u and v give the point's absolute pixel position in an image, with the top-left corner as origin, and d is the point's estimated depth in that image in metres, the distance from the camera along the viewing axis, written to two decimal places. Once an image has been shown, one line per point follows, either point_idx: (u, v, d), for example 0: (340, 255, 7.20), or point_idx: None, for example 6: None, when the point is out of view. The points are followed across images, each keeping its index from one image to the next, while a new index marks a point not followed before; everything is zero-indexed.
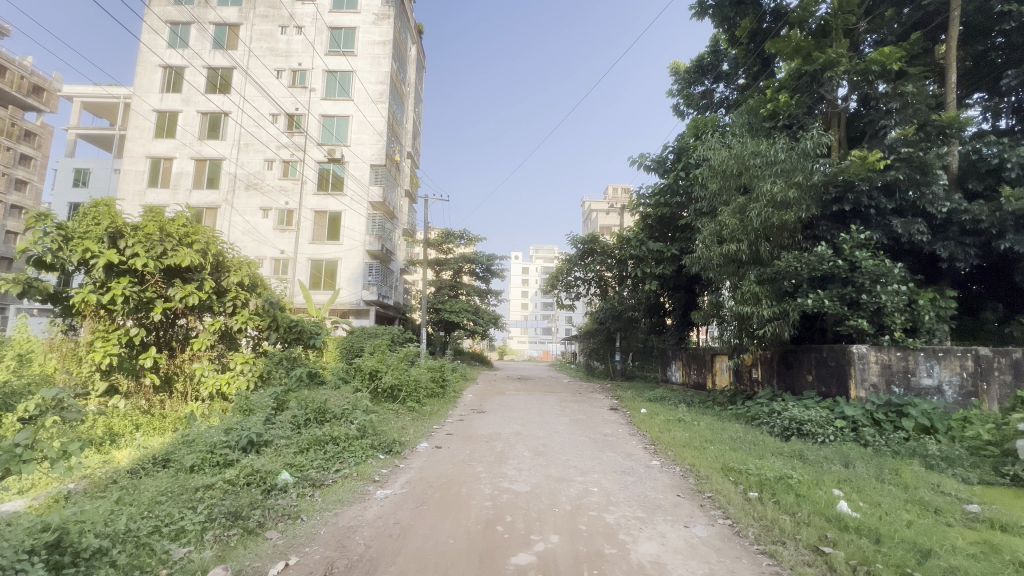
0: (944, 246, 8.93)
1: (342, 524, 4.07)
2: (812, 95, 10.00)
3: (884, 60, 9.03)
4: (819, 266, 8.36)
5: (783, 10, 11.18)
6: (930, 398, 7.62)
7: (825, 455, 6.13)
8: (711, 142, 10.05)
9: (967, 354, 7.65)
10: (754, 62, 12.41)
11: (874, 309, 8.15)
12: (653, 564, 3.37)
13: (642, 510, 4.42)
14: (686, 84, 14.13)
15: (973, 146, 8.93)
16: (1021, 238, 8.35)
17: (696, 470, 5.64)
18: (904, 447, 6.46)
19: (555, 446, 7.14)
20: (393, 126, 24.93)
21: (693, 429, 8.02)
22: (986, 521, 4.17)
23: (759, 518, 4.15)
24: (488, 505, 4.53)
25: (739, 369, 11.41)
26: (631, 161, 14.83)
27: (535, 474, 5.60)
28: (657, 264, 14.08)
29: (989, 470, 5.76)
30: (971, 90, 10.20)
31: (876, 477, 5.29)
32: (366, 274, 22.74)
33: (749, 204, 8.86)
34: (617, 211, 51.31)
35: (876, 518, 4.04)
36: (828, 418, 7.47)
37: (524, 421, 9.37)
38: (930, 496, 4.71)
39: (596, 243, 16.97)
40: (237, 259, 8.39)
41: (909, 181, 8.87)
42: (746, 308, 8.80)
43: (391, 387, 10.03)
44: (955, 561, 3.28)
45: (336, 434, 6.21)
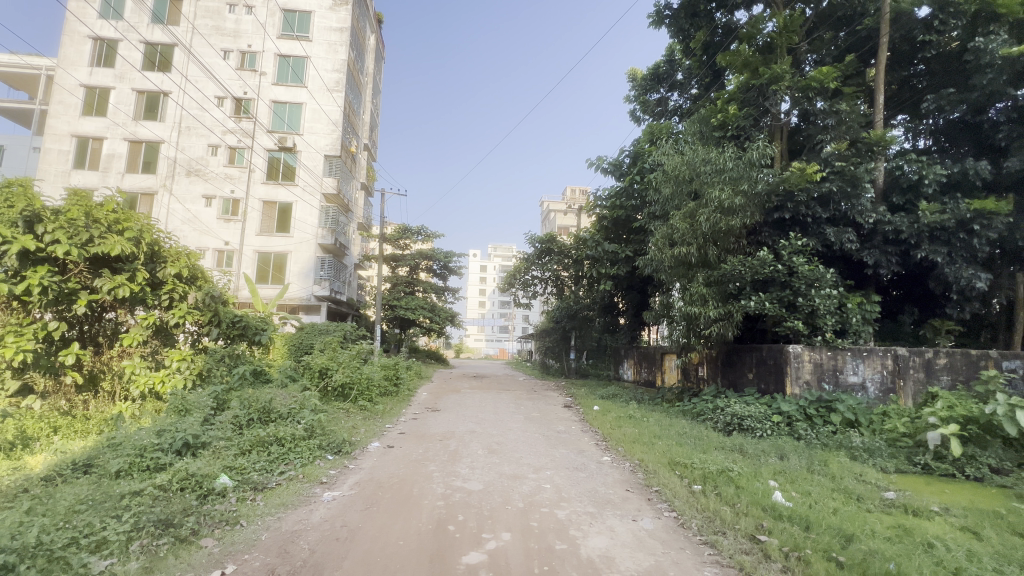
0: (870, 253, 9.69)
1: (286, 529, 3.90)
2: (758, 107, 10.56)
3: (822, 78, 9.67)
4: (762, 269, 8.82)
5: (734, 25, 11.62)
6: (855, 394, 8.21)
7: (763, 449, 6.49)
8: (665, 148, 10.40)
9: (888, 354, 8.29)
10: (705, 74, 12.85)
11: (809, 311, 8.72)
12: (602, 558, 3.44)
13: (592, 506, 4.50)
14: (643, 91, 14.73)
15: (897, 163, 9.71)
16: (935, 248, 9.15)
17: (644, 465, 5.82)
18: (832, 440, 6.94)
19: (509, 444, 7.14)
20: (349, 115, 24.17)
21: (642, 425, 8.28)
22: (901, 506, 4.55)
23: (702, 510, 4.34)
24: (439, 505, 4.46)
25: (687, 367, 11.91)
26: (590, 163, 15.24)
27: (488, 472, 5.58)
28: (612, 264, 14.46)
29: (904, 460, 6.30)
30: (896, 112, 11.04)
31: (807, 468, 5.66)
32: (318, 268, 21.94)
33: (699, 209, 9.25)
34: (574, 212, 52.13)
35: (807, 507, 4.31)
36: (766, 413, 7.93)
37: (480, 419, 9.27)
38: (854, 485, 5.09)
39: (554, 243, 17.19)
40: (175, 249, 7.84)
41: (841, 193, 9.56)
42: (694, 308, 9.20)
43: (342, 385, 9.73)
44: (875, 545, 3.54)
45: (281, 435, 5.94)
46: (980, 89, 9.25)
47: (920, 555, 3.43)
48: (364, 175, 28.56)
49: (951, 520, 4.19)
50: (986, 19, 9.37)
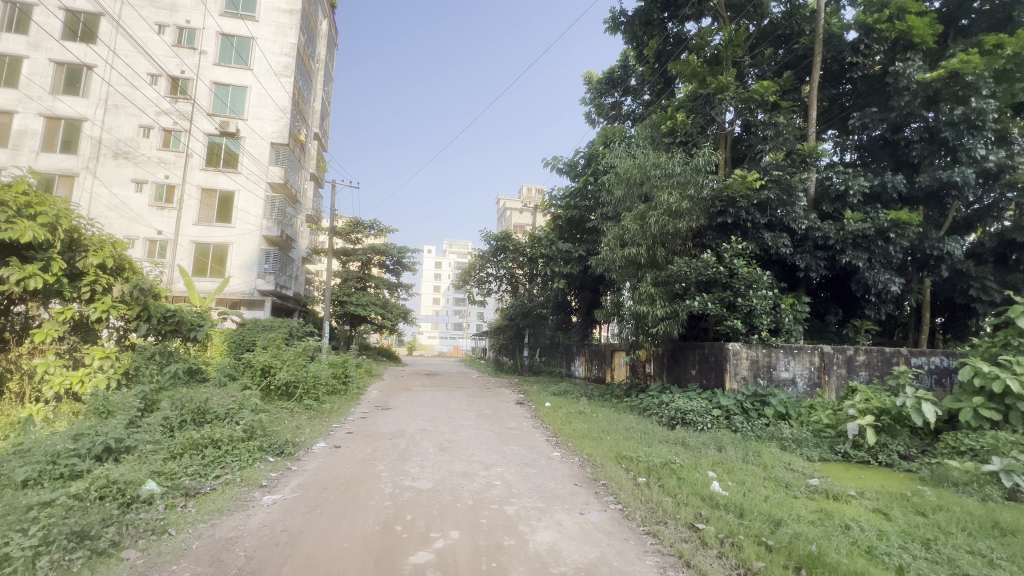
0: (802, 258, 10.38)
1: (220, 537, 3.67)
2: (704, 115, 11.03)
3: (763, 92, 10.32)
4: (705, 271, 9.25)
5: (684, 36, 12.05)
6: (787, 388, 8.79)
7: (703, 441, 6.82)
8: (618, 151, 10.74)
9: (815, 351, 8.94)
10: (658, 80, 13.25)
11: (747, 311, 9.25)
12: (549, 552, 3.50)
13: (541, 501, 4.56)
14: (598, 94, 15.13)
15: (826, 174, 10.47)
16: (857, 254, 9.92)
17: (592, 459, 5.97)
18: (765, 432, 7.41)
19: (460, 441, 7.10)
20: (299, 102, 23.19)
21: (591, 420, 8.47)
22: (823, 492, 4.93)
23: (646, 501, 4.51)
24: (387, 505, 4.37)
25: (635, 364, 12.32)
26: (545, 162, 15.39)
27: (438, 470, 5.53)
28: (565, 264, 14.71)
29: (827, 449, 6.82)
30: (827, 126, 11.91)
31: (743, 459, 6.01)
32: (262, 261, 20.92)
33: (648, 212, 9.58)
34: (530, 211, 52.40)
35: (741, 495, 4.58)
36: (707, 408, 8.34)
37: (431, 417, 9.16)
38: (783, 473, 5.46)
39: (509, 241, 17.22)
40: (98, 237, 7.17)
41: (778, 200, 10.18)
42: (643, 307, 9.53)
43: (286, 384, 9.33)
44: (800, 528, 3.81)
45: (216, 437, 5.60)
46: (898, 110, 10.13)
47: (838, 536, 3.72)
48: (313, 165, 27.43)
49: (865, 503, 4.58)
50: (904, 46, 10.32)
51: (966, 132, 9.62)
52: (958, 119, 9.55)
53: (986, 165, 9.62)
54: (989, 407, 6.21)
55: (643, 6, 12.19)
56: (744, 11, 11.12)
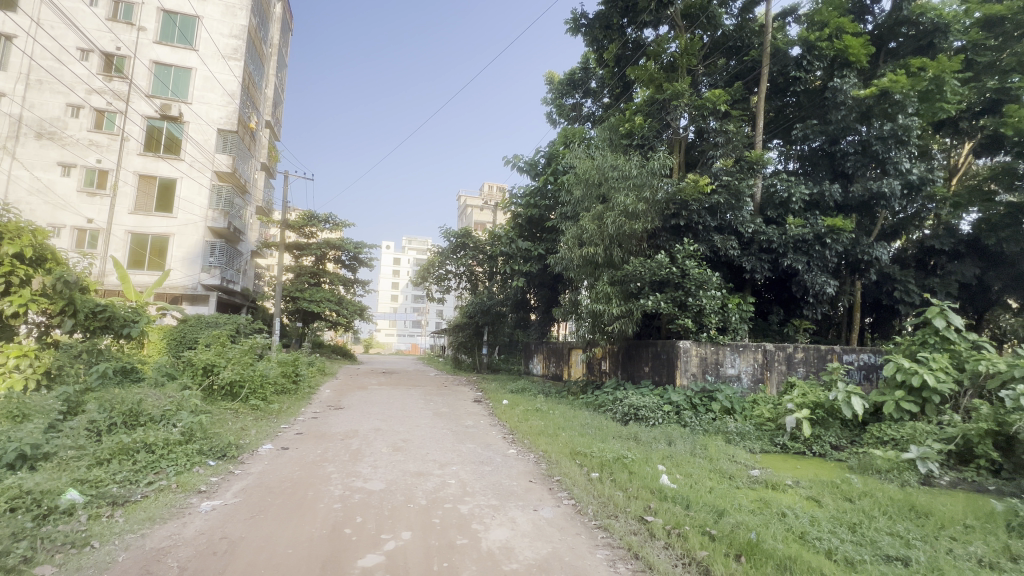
0: (748, 260, 10.91)
1: (150, 547, 3.42)
2: (660, 120, 11.37)
3: (715, 100, 10.79)
4: (659, 271, 9.53)
5: (642, 42, 12.33)
6: (733, 384, 9.20)
7: (654, 436, 7.05)
8: (577, 151, 10.94)
9: (759, 349, 9.42)
10: (616, 84, 13.51)
11: (697, 310, 9.62)
12: (501, 549, 3.49)
13: (495, 498, 4.56)
14: (559, 95, 15.38)
15: (771, 181, 11.05)
16: (797, 257, 10.53)
17: (547, 455, 6.04)
18: (711, 426, 7.75)
19: (415, 441, 6.98)
20: (249, 87, 22.19)
21: (548, 417, 8.55)
22: (763, 482, 5.19)
23: (598, 495, 4.60)
24: (337, 507, 4.24)
25: (592, 361, 12.56)
26: (506, 160, 15.44)
27: (392, 470, 5.42)
28: (524, 262, 14.82)
29: (768, 441, 7.21)
30: (772, 136, 12.51)
31: (690, 452, 6.24)
32: (207, 254, 19.78)
33: (606, 212, 9.81)
34: (491, 209, 52.33)
35: (688, 487, 4.76)
36: (658, 403, 8.62)
37: (386, 416, 8.97)
38: (726, 465, 5.72)
39: (469, 238, 17.17)
40: (15, 225, 6.57)
41: (727, 205, 10.63)
42: (600, 305, 9.72)
43: (231, 383, 8.85)
44: (741, 517, 4.00)
45: (151, 441, 5.24)
46: (835, 123, 10.80)
47: (774, 523, 3.93)
48: (264, 155, 26.21)
49: (800, 491, 4.88)
50: (841, 64, 11.05)
51: (894, 146, 10.40)
52: (887, 134, 10.31)
53: (910, 178, 10.43)
54: (909, 399, 6.75)
55: (603, 10, 12.43)
56: (699, 22, 11.48)
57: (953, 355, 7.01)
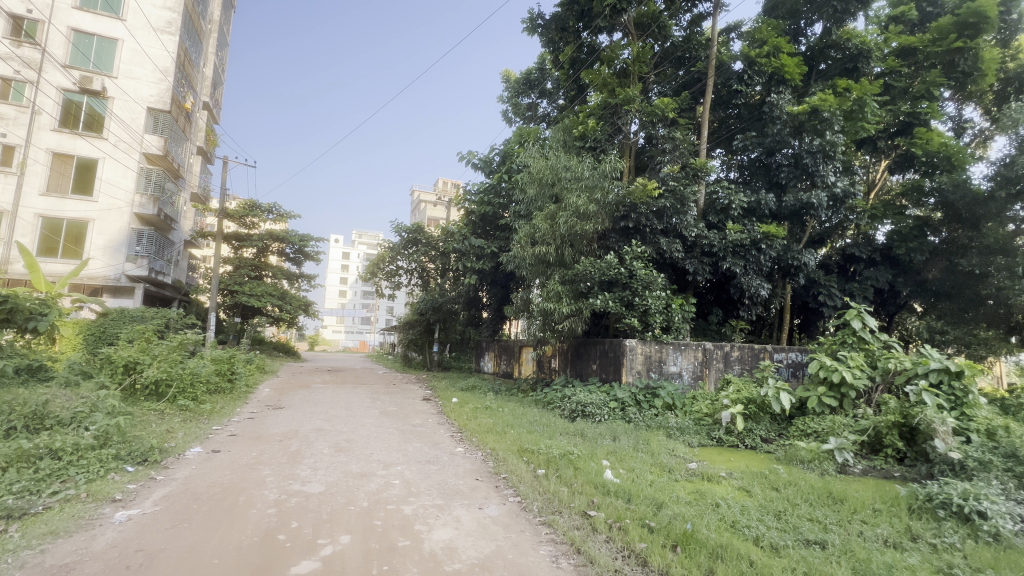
0: (691, 262, 11.39)
1: (51, 564, 3.09)
2: (612, 124, 11.73)
3: (664, 108, 11.22)
4: (608, 271, 9.77)
5: (597, 46, 12.55)
6: (674, 381, 9.60)
7: (600, 432, 7.22)
8: (531, 151, 11.02)
9: (699, 348, 9.86)
10: (571, 87, 13.65)
11: (643, 310, 9.91)
12: (444, 550, 3.43)
13: (440, 498, 4.49)
14: (515, 93, 15.47)
15: (713, 189, 11.62)
16: (735, 261, 11.12)
17: (495, 453, 6.02)
18: (654, 422, 8.04)
19: (359, 441, 6.76)
20: (184, 64, 20.67)
21: (497, 415, 8.55)
22: (699, 474, 5.44)
23: (543, 491, 4.65)
24: (271, 513, 4.01)
25: (542, 359, 12.70)
26: (460, 156, 15.30)
27: (332, 472, 5.20)
28: (477, 259, 14.72)
29: (705, 435, 7.57)
30: (716, 145, 13.17)
31: (633, 447, 6.44)
32: (133, 242, 18.23)
33: (559, 212, 9.97)
34: (445, 204, 51.53)
35: (630, 481, 4.90)
36: (605, 400, 8.85)
37: (329, 416, 8.62)
38: (666, 459, 5.94)
39: (421, 233, 16.84)
40: None
41: (673, 209, 11.07)
42: (551, 304, 9.86)
43: (156, 382, 8.19)
44: (678, 509, 4.16)
45: (58, 446, 4.75)
46: (771, 136, 11.53)
47: (709, 514, 4.12)
48: (200, 138, 24.47)
49: (733, 482, 5.16)
50: (778, 80, 11.77)
51: (822, 161, 11.20)
52: (816, 149, 11.09)
53: (835, 190, 11.29)
54: (829, 395, 7.28)
55: (559, 12, 12.59)
56: (650, 31, 11.90)
57: (868, 354, 7.67)
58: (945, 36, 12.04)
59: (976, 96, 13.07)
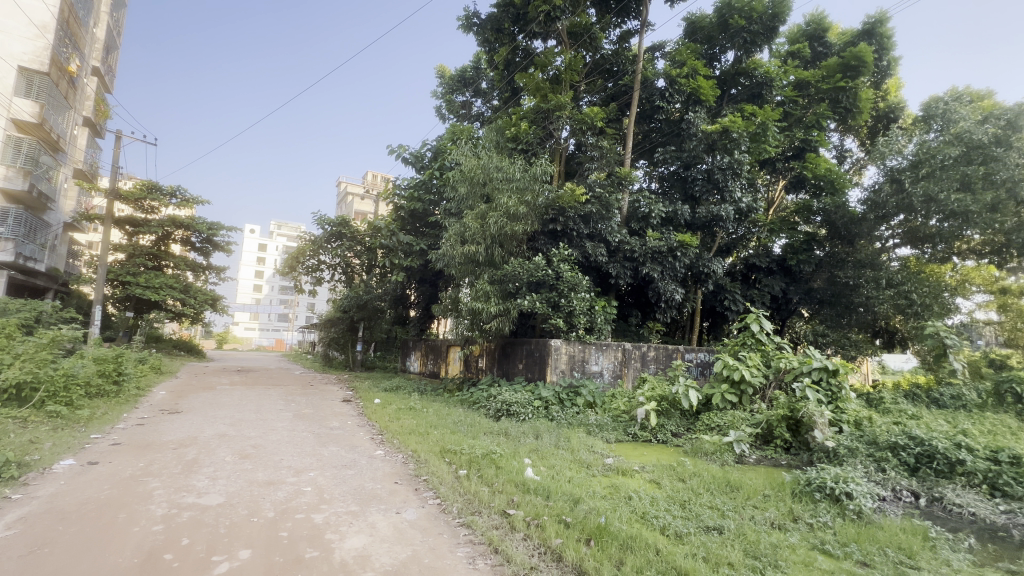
0: (614, 266, 11.89)
1: None
2: (544, 129, 11.99)
3: (593, 117, 11.68)
4: (535, 272, 9.94)
5: (532, 51, 12.73)
6: (595, 380, 9.97)
7: (523, 430, 7.31)
8: (463, 149, 10.94)
9: (619, 348, 10.35)
10: (505, 88, 13.74)
11: (568, 311, 10.14)
12: (356, 559, 3.27)
13: (355, 504, 4.29)
14: (450, 90, 15.35)
15: (636, 198, 12.26)
16: (653, 266, 11.76)
17: (416, 455, 5.86)
18: (575, 419, 8.30)
19: (268, 446, 6.29)
20: (70, 22, 18.15)
21: (420, 416, 8.36)
22: (615, 469, 5.69)
23: (464, 492, 4.60)
24: (157, 530, 3.59)
25: (470, 358, 12.66)
26: (390, 149, 14.85)
27: (234, 481, 4.78)
28: (406, 256, 14.33)
29: (622, 431, 7.93)
30: (639, 156, 13.90)
31: (554, 445, 6.59)
32: None
33: (489, 212, 9.99)
34: (372, 197, 49.66)
35: (549, 478, 5.01)
36: (529, 399, 8.99)
37: (235, 420, 7.94)
38: (585, 455, 6.15)
39: (346, 227, 15.89)
40: None
41: (598, 215, 11.51)
42: (478, 304, 9.85)
43: (19, 386, 7.07)
44: (593, 503, 4.31)
45: None
46: (688, 151, 12.41)
47: (622, 507, 4.32)
48: (88, 108, 21.52)
49: (644, 475, 5.46)
50: (695, 101, 12.72)
51: (731, 177, 12.19)
52: (726, 166, 12.05)
53: (740, 205, 12.34)
54: (731, 391, 7.95)
55: (495, 13, 12.67)
56: (582, 41, 12.31)
57: (764, 354, 8.49)
58: (832, 74, 13.68)
59: (855, 129, 14.99)
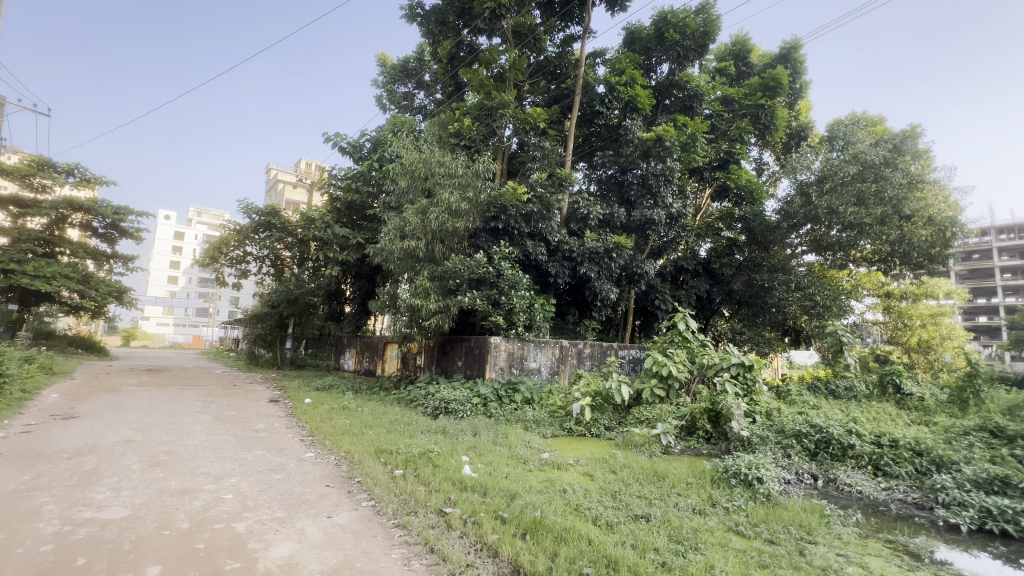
0: (553, 265, 12.14)
1: None
2: (487, 126, 12.00)
3: (536, 118, 11.85)
4: (476, 269, 9.93)
5: (476, 47, 12.67)
6: (533, 376, 10.16)
7: (461, 428, 7.29)
8: (405, 141, 10.70)
9: (556, 345, 10.61)
10: (449, 82, 13.59)
11: (508, 308, 10.18)
12: (282, 568, 3.11)
13: (282, 510, 4.07)
14: (391, 80, 14.96)
15: (576, 199, 12.61)
16: (591, 266, 12.12)
17: (350, 457, 5.67)
18: (513, 416, 8.40)
19: (183, 452, 5.80)
20: None
21: (354, 416, 8.08)
22: (551, 463, 5.83)
23: (399, 493, 4.51)
24: (47, 550, 3.20)
25: (407, 356, 12.41)
26: (326, 137, 14.17)
27: (142, 492, 4.36)
28: (341, 250, 13.74)
29: (558, 426, 8.13)
30: (580, 159, 14.29)
31: (492, 442, 6.64)
32: None
33: (430, 207, 9.84)
34: (306, 186, 47.16)
35: (486, 475, 5.03)
36: (468, 396, 8.98)
37: (144, 425, 7.23)
38: (522, 451, 6.24)
39: (276, 217, 14.99)
40: None
41: (539, 214, 11.70)
42: (417, 300, 9.67)
43: None
44: (529, 498, 4.40)
45: None
46: (625, 156, 12.96)
47: (557, 500, 4.44)
48: None
49: (578, 468, 5.64)
50: (632, 108, 13.27)
51: (664, 184, 12.85)
52: (660, 172, 12.67)
53: (671, 210, 13.05)
54: (659, 386, 8.42)
55: (440, 5, 12.46)
56: (526, 41, 12.43)
57: (689, 350, 9.07)
58: (754, 93, 14.86)
59: (771, 145, 16.35)
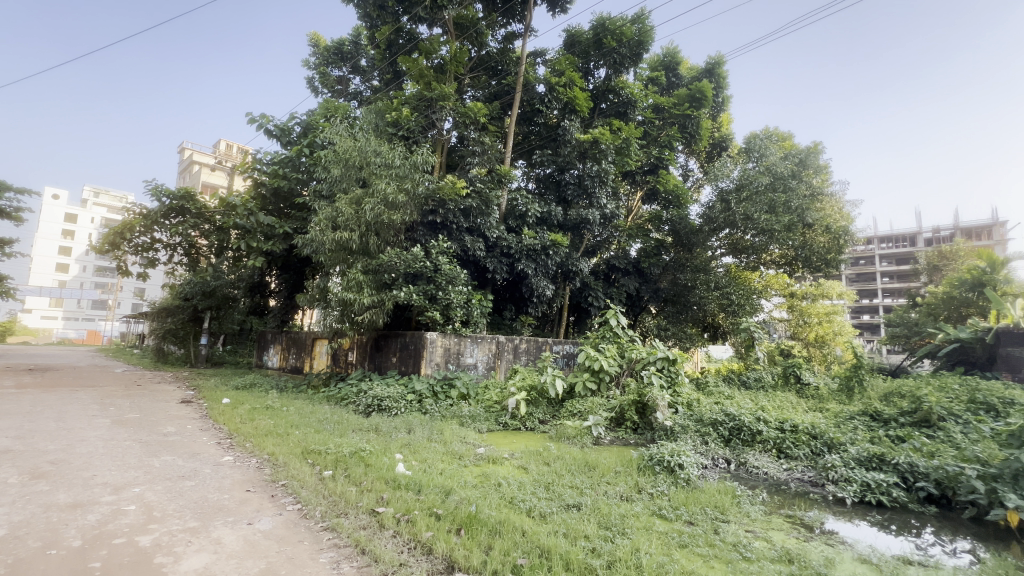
0: (491, 261, 12.17)
1: None
2: (426, 117, 11.76)
3: (476, 112, 11.79)
4: (413, 263, 9.74)
5: (415, 35, 12.36)
6: (469, 372, 10.14)
7: (395, 425, 7.13)
8: (338, 127, 10.21)
9: (493, 340, 10.66)
10: (386, 69, 13.16)
11: (445, 304, 10.06)
12: None
13: (195, 519, 3.76)
14: (324, 62, 14.22)
15: (514, 196, 12.72)
16: (528, 263, 12.29)
17: (273, 459, 5.34)
18: (448, 411, 8.34)
19: (75, 460, 5.16)
20: None
21: (279, 416, 7.63)
22: (486, 458, 5.85)
23: (328, 494, 4.33)
24: None
25: (338, 352, 11.90)
26: (250, 117, 13.18)
27: (22, 508, 3.83)
28: (266, 239, 12.86)
29: (493, 421, 8.19)
30: (519, 156, 14.44)
31: (427, 438, 6.55)
32: None
33: (365, 198, 9.49)
34: (227, 169, 43.68)
35: (421, 473, 4.95)
36: (402, 393, 8.79)
37: (25, 431, 6.35)
38: (458, 447, 6.22)
39: (190, 201, 13.29)
40: None
41: (478, 209, 11.66)
42: (350, 294, 9.29)
43: None
44: (464, 493, 4.39)
45: None
46: (563, 156, 13.28)
47: (492, 494, 4.48)
48: None
49: (513, 462, 5.73)
50: (570, 110, 13.56)
51: (598, 185, 13.31)
52: (595, 174, 13.09)
53: (605, 211, 13.55)
54: (590, 379, 8.75)
55: None
56: (467, 34, 12.33)
57: (619, 345, 9.49)
58: (681, 103, 15.77)
59: (696, 153, 17.47)
